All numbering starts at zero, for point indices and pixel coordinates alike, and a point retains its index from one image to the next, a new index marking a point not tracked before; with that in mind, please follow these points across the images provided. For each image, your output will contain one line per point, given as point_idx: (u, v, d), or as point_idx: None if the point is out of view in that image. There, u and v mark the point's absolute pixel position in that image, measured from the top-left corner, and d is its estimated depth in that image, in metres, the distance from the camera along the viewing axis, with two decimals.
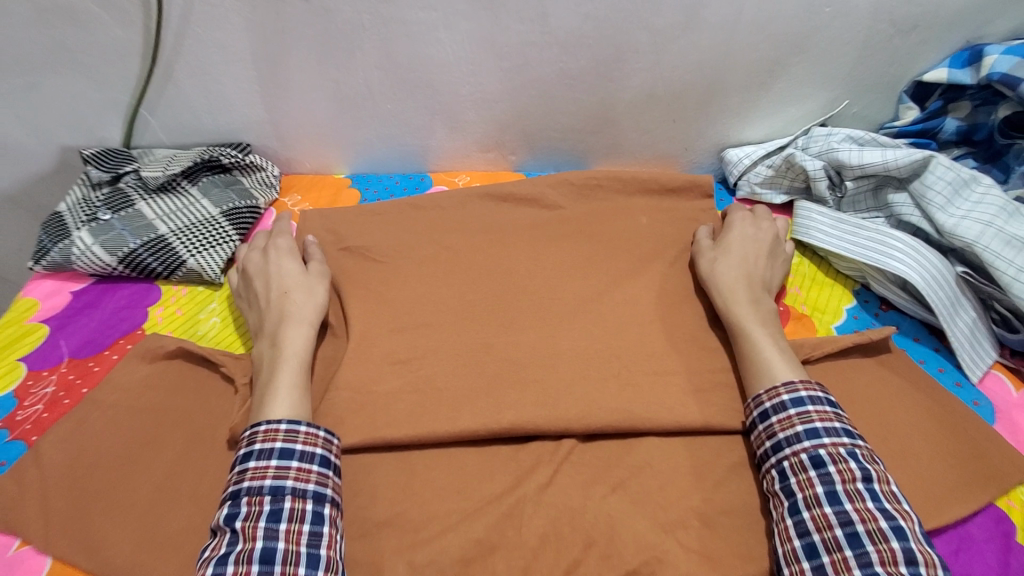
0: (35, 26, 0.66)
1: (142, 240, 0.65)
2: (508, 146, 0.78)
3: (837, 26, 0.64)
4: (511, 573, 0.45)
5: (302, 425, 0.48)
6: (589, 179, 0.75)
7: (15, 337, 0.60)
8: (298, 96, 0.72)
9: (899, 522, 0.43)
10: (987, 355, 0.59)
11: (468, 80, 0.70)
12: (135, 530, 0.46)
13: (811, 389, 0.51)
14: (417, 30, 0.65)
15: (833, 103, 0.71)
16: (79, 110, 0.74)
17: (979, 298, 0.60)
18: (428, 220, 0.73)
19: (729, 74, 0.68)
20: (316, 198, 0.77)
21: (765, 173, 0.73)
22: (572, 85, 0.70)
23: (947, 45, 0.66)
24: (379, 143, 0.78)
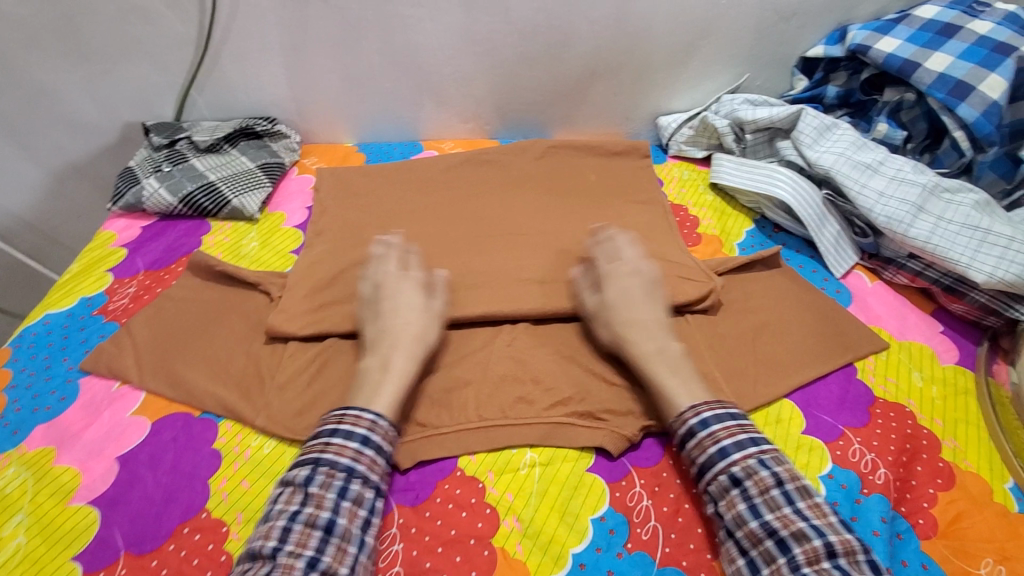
0: (115, 23, 0.85)
1: (196, 184, 0.83)
2: (484, 117, 0.96)
3: (733, 14, 0.82)
4: (479, 398, 0.62)
5: (350, 411, 0.55)
6: (550, 145, 0.93)
7: (101, 257, 0.78)
8: (314, 75, 0.90)
9: (814, 521, 0.48)
10: (849, 258, 0.77)
11: (450, 62, 0.88)
12: (204, 371, 0.62)
13: (714, 409, 0.55)
14: (410, 22, 0.83)
15: (738, 76, 0.89)
16: (142, 91, 0.93)
17: (844, 216, 0.79)
18: (418, 176, 0.90)
19: (654, 54, 0.87)
20: (330, 159, 0.95)
21: (688, 133, 0.92)
22: (532, 65, 0.89)
23: (824, 27, 0.84)
24: (379, 115, 0.96)
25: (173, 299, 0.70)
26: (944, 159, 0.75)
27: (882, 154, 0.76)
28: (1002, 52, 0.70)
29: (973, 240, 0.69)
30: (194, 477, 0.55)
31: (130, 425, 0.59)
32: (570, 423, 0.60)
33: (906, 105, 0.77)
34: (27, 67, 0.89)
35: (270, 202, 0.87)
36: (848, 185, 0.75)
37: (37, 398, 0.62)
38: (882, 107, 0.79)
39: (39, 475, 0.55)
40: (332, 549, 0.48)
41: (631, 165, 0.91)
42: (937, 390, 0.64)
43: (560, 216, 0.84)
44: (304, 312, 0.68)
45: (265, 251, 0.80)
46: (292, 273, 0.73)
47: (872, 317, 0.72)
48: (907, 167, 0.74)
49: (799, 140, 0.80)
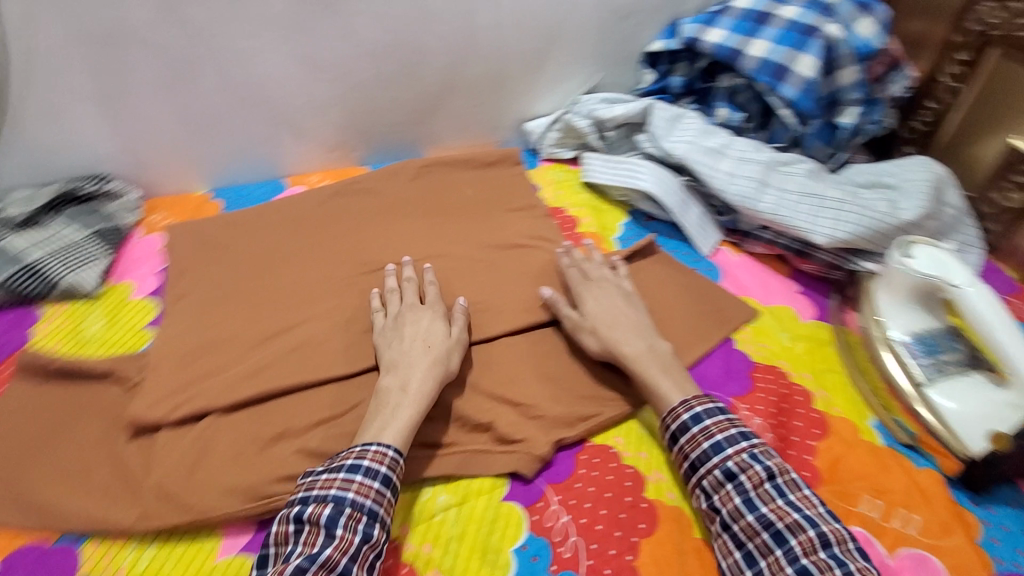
0: None
1: (14, 268, 0.71)
2: (349, 144, 0.91)
3: (575, 17, 0.85)
4: None
5: (371, 445, 0.53)
6: (421, 166, 0.90)
7: None
8: (145, 125, 0.81)
9: (805, 510, 0.51)
10: (713, 237, 0.82)
11: (301, 92, 0.83)
12: (54, 488, 0.54)
13: (704, 403, 0.58)
14: (245, 54, 0.77)
15: (591, 77, 0.92)
16: None
17: (703, 197, 0.84)
18: (284, 215, 0.83)
19: (513, 64, 0.88)
20: (180, 214, 0.86)
21: (555, 137, 0.93)
22: (389, 84, 0.86)
23: (657, 23, 0.89)
24: (230, 160, 0.88)
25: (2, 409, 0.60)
26: (778, 135, 0.82)
27: (726, 138, 0.81)
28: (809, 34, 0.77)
29: (812, 207, 0.75)
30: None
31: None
32: (485, 451, 0.59)
33: (738, 89, 0.84)
34: None
35: (114, 271, 0.77)
36: (702, 171, 0.79)
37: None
38: (721, 92, 0.85)
39: None
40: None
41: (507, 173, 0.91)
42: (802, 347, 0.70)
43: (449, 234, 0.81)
44: (170, 396, 0.61)
45: (111, 333, 0.70)
46: (150, 352, 0.65)
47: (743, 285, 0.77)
48: (748, 149, 0.80)
49: (654, 133, 0.83)
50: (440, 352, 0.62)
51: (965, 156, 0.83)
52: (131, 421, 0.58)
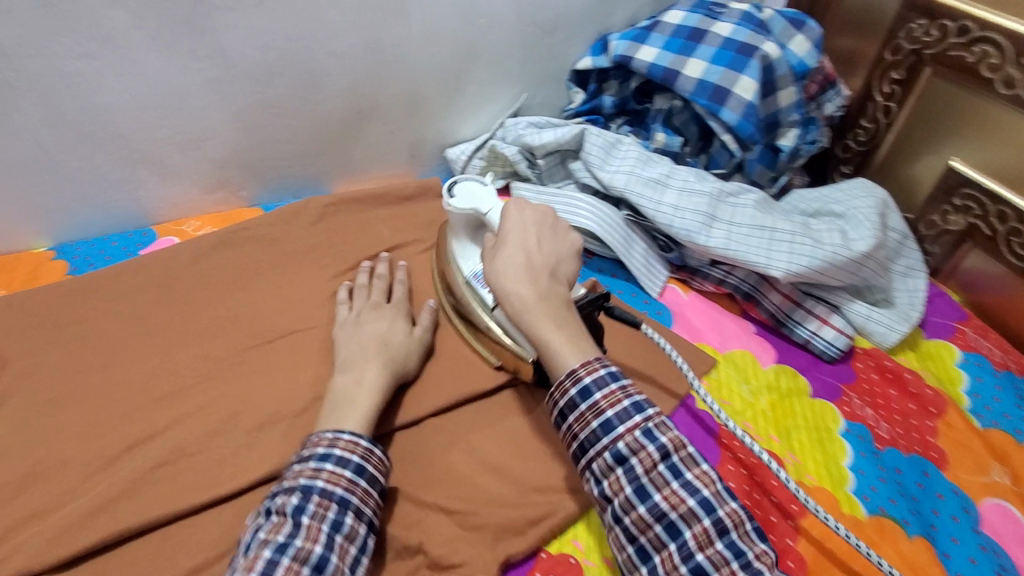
0: (25, 86, 0.59)
1: None
2: (233, 183, 0.77)
3: (493, 32, 0.77)
4: (115, 537, 0.47)
5: (345, 433, 0.48)
6: (328, 205, 0.78)
7: None
8: (23, 131, 0.62)
9: (702, 492, 0.42)
10: (660, 274, 0.74)
11: (163, 126, 0.68)
12: (21, 510, 0.48)
13: (594, 372, 0.45)
14: (80, 81, 0.61)
15: (516, 98, 0.85)
16: (99, 187, 0.70)
17: (646, 231, 0.75)
18: (153, 274, 0.67)
19: (422, 83, 0.78)
20: (217, 220, 0.77)
21: (479, 165, 0.84)
22: (279, 113, 0.73)
23: (586, 37, 0.83)
24: (83, 205, 0.70)
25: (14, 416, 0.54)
26: (718, 159, 0.77)
27: (667, 167, 0.73)
28: (745, 53, 0.72)
29: (763, 241, 0.67)
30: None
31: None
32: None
33: (675, 111, 0.78)
34: None
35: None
36: (643, 205, 0.71)
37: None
38: (655, 114, 0.80)
39: None
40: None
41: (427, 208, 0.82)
42: (768, 401, 0.64)
43: (314, 278, 0.71)
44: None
45: None
46: (57, 443, 0.52)
47: (836, 392, 0.65)
48: (692, 178, 0.71)
49: (588, 162, 0.76)
50: (398, 351, 0.59)
51: (904, 176, 0.82)
52: None
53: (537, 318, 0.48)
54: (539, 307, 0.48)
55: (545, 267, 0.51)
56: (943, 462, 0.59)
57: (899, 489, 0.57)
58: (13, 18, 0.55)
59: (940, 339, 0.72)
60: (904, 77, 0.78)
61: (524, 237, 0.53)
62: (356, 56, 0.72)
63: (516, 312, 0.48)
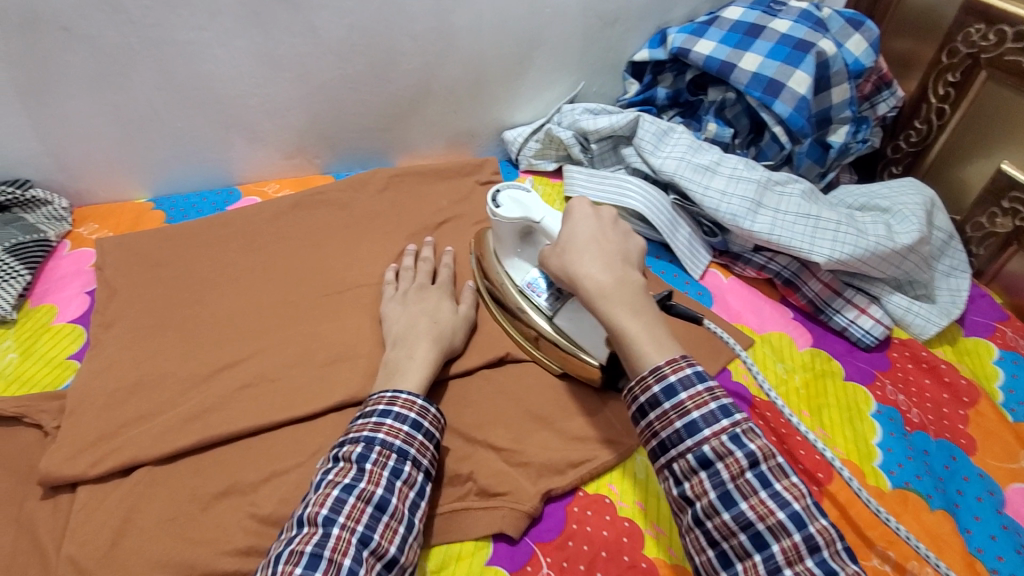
0: (142, 51, 0.66)
1: None
2: (310, 151, 0.83)
3: (559, 21, 0.81)
4: (207, 442, 0.53)
5: (402, 392, 0.52)
6: (394, 176, 0.84)
7: (30, 330, 0.62)
8: (137, 90, 0.69)
9: (792, 506, 0.40)
10: (703, 258, 0.77)
11: (255, 92, 0.74)
12: (127, 414, 0.55)
13: (678, 370, 0.44)
14: (192, 49, 0.68)
15: (574, 86, 0.89)
16: (195, 147, 0.77)
17: (692, 216, 0.79)
18: (239, 227, 0.74)
19: (489, 70, 0.82)
20: (294, 184, 0.85)
21: (535, 147, 0.88)
22: (356, 88, 0.78)
23: (645, 31, 0.87)
24: (180, 163, 0.78)
25: (120, 337, 0.61)
26: (768, 151, 0.80)
27: (717, 154, 0.76)
28: (802, 48, 0.76)
29: (808, 228, 0.70)
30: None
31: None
32: (464, 510, 0.53)
33: (728, 103, 0.81)
34: None
35: (34, 292, 0.66)
36: (692, 190, 0.74)
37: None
38: (708, 105, 0.84)
39: None
40: (361, 514, 0.44)
41: (481, 184, 0.87)
42: (802, 378, 0.66)
43: (377, 242, 0.76)
44: (91, 446, 0.52)
45: (23, 364, 0.59)
46: (158, 363, 0.59)
47: (869, 377, 0.67)
48: (741, 166, 0.74)
49: (641, 147, 0.79)
50: (444, 327, 0.61)
51: (956, 179, 0.84)
52: (44, 475, 0.50)
53: (615, 307, 0.47)
54: (616, 297, 0.48)
55: (616, 256, 0.50)
56: (972, 449, 0.61)
57: (924, 467, 0.59)
58: None
59: (977, 336, 0.73)
60: (960, 80, 0.79)
61: (593, 226, 0.52)
62: (432, 39, 0.76)
63: (591, 304, 0.48)
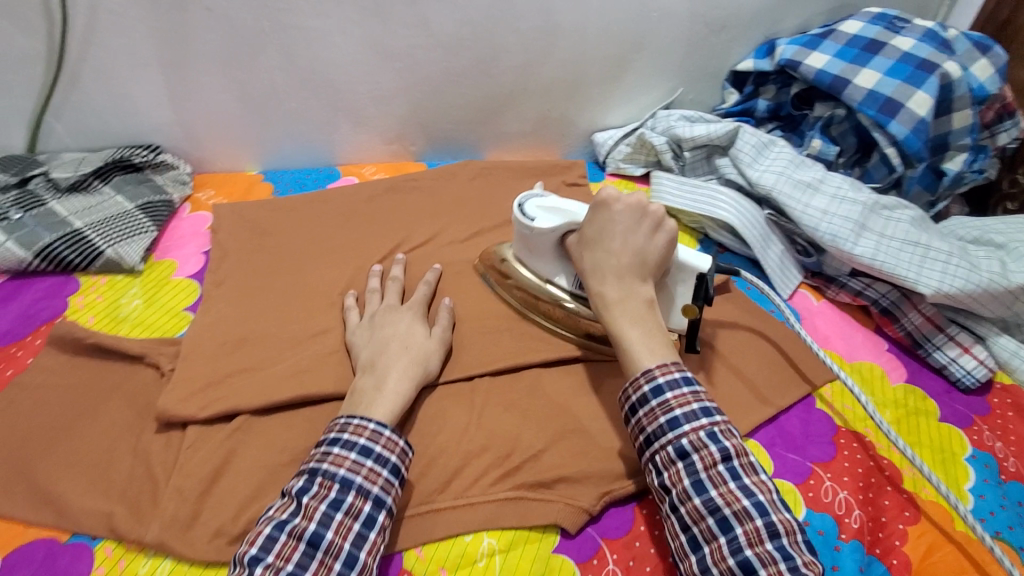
0: (270, 34, 0.71)
1: (56, 234, 0.67)
2: (408, 138, 0.86)
3: (664, 26, 0.80)
4: (298, 399, 0.57)
5: (354, 418, 0.49)
6: (484, 169, 0.86)
7: (153, 281, 0.68)
8: (260, 71, 0.75)
9: (757, 496, 0.43)
10: (793, 278, 0.74)
11: (365, 79, 0.78)
12: (230, 365, 0.59)
13: (668, 373, 0.47)
14: (315, 35, 0.72)
15: (672, 91, 0.87)
16: (303, 125, 0.82)
17: (786, 234, 0.76)
18: (337, 205, 0.79)
19: (588, 70, 0.82)
20: (389, 168, 0.87)
21: (625, 151, 0.87)
22: (458, 81, 0.80)
23: (751, 40, 0.84)
24: (289, 139, 0.83)
25: (227, 295, 0.66)
26: (874, 173, 0.77)
27: (820, 172, 0.74)
28: (926, 69, 0.72)
29: (915, 256, 0.66)
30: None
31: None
32: (521, 500, 0.52)
33: (836, 119, 0.78)
34: (92, 90, 0.73)
35: (159, 247, 0.72)
36: (789, 207, 0.72)
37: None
38: (813, 121, 0.81)
39: None
40: (292, 552, 0.42)
41: (566, 185, 0.85)
42: (892, 414, 0.63)
43: (463, 230, 0.78)
44: (199, 391, 0.56)
45: (148, 310, 0.65)
46: (259, 322, 0.63)
47: (967, 420, 0.63)
48: (846, 186, 0.71)
49: (738, 159, 0.78)
50: (417, 353, 0.57)
51: None
52: (158, 412, 0.54)
53: (619, 313, 0.51)
54: (626, 307, 0.51)
55: (635, 265, 0.52)
56: None
57: (1020, 521, 0.55)
58: None
59: None
60: None
61: (620, 231, 0.53)
62: (536, 38, 0.78)
63: (602, 309, 0.52)
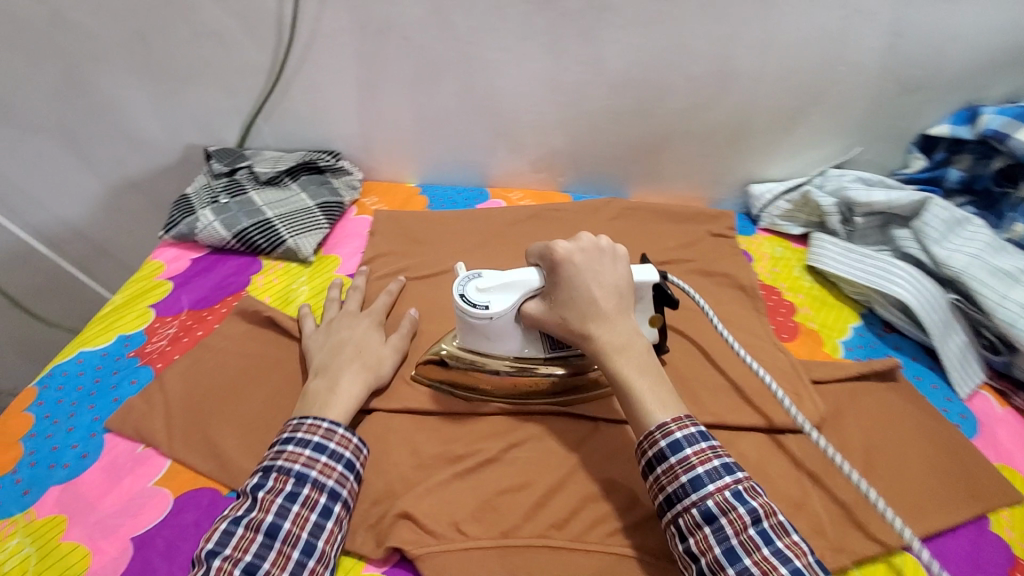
0: (452, 62, 0.77)
1: (252, 221, 0.77)
2: (558, 168, 0.88)
3: (849, 81, 0.75)
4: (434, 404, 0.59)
5: (306, 418, 0.52)
6: (629, 208, 0.85)
7: (319, 272, 0.75)
8: (437, 94, 0.81)
9: (795, 563, 0.40)
10: (975, 375, 0.65)
11: (529, 108, 0.81)
12: None
13: (686, 428, 0.46)
14: (491, 66, 0.77)
15: (847, 149, 0.81)
16: (464, 146, 0.87)
17: (971, 325, 0.67)
18: (484, 224, 0.82)
19: (756, 119, 0.79)
20: (535, 195, 0.90)
21: (784, 207, 0.82)
22: (618, 119, 0.81)
23: (952, 103, 0.76)
24: (449, 157, 0.89)
25: (380, 295, 0.71)
26: None
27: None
28: None
29: None
30: (76, 514, 0.49)
31: (151, 497, 0.51)
32: (638, 558, 0.48)
33: None
34: (297, 100, 0.85)
35: (325, 243, 0.80)
36: (982, 295, 0.63)
37: (54, 451, 0.54)
38: (1016, 201, 0.71)
39: (136, 321, 0.67)
40: (249, 543, 0.44)
41: (712, 236, 0.81)
42: None
43: None
44: None
45: (313, 298, 0.72)
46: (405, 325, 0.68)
47: None
48: None
49: (922, 232, 0.69)
50: (369, 359, 0.59)
51: None
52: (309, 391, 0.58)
53: (625, 361, 0.48)
54: (623, 352, 0.48)
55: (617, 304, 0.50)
56: None
57: None
58: (470, 13, 0.72)
59: None
60: None
61: (592, 274, 0.50)
62: (708, 83, 0.76)
63: (599, 358, 0.49)
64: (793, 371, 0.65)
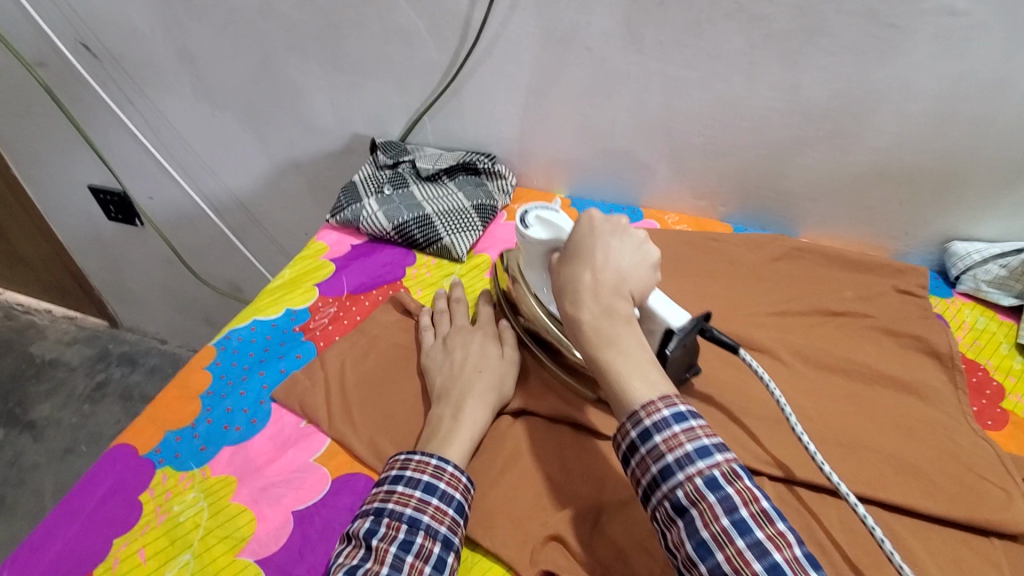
0: (633, 77, 0.74)
1: (413, 215, 0.78)
2: (720, 198, 0.83)
3: None
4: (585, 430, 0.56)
5: (415, 456, 0.49)
6: (798, 248, 0.77)
7: (468, 273, 0.75)
8: (609, 107, 0.79)
9: (772, 556, 0.36)
10: None
11: (705, 132, 0.77)
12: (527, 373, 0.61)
13: (656, 412, 0.42)
14: (675, 84, 0.73)
15: None
16: (624, 163, 0.84)
17: None
18: None
19: (973, 170, 0.69)
20: (692, 221, 0.85)
21: (996, 272, 0.71)
22: (804, 152, 0.74)
23: None
24: (605, 173, 0.87)
25: None
26: None
27: None
28: None
29: None
30: (244, 477, 0.52)
31: (310, 474, 0.52)
32: None
33: None
34: (467, 101, 0.86)
35: (477, 245, 0.80)
36: None
37: (228, 413, 0.57)
38: None
39: (299, 297, 0.70)
40: None
41: (896, 292, 0.72)
42: None
43: (764, 308, 0.72)
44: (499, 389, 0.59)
45: None
46: None
47: None
48: None
49: None
50: (490, 380, 0.56)
51: None
52: None
53: (598, 329, 0.45)
54: (603, 331, 0.45)
55: (618, 287, 0.47)
56: None
57: None
58: (663, 29, 0.69)
59: None
60: None
61: (605, 251, 0.49)
62: (923, 123, 0.68)
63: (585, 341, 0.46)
64: (1001, 465, 0.56)
